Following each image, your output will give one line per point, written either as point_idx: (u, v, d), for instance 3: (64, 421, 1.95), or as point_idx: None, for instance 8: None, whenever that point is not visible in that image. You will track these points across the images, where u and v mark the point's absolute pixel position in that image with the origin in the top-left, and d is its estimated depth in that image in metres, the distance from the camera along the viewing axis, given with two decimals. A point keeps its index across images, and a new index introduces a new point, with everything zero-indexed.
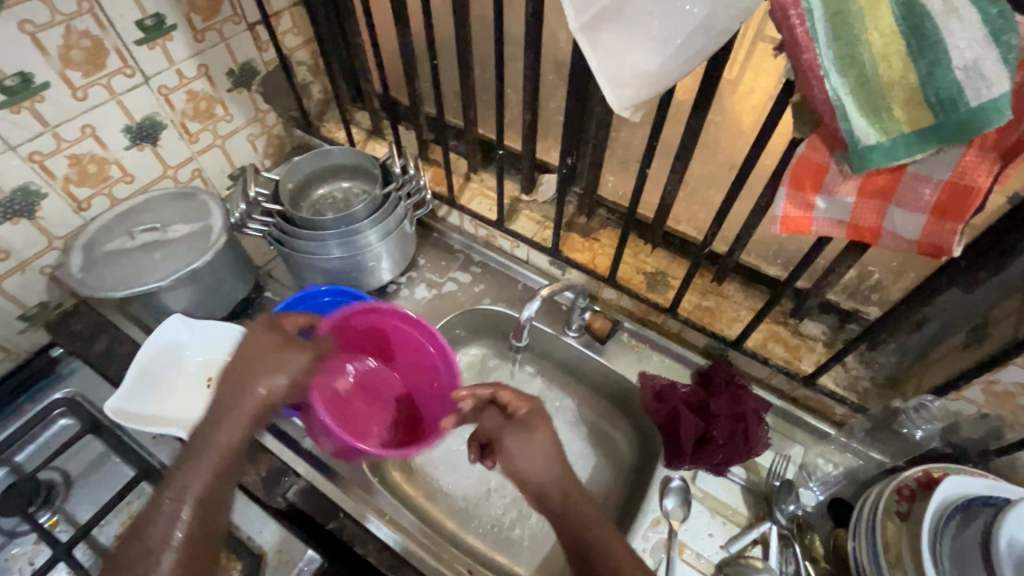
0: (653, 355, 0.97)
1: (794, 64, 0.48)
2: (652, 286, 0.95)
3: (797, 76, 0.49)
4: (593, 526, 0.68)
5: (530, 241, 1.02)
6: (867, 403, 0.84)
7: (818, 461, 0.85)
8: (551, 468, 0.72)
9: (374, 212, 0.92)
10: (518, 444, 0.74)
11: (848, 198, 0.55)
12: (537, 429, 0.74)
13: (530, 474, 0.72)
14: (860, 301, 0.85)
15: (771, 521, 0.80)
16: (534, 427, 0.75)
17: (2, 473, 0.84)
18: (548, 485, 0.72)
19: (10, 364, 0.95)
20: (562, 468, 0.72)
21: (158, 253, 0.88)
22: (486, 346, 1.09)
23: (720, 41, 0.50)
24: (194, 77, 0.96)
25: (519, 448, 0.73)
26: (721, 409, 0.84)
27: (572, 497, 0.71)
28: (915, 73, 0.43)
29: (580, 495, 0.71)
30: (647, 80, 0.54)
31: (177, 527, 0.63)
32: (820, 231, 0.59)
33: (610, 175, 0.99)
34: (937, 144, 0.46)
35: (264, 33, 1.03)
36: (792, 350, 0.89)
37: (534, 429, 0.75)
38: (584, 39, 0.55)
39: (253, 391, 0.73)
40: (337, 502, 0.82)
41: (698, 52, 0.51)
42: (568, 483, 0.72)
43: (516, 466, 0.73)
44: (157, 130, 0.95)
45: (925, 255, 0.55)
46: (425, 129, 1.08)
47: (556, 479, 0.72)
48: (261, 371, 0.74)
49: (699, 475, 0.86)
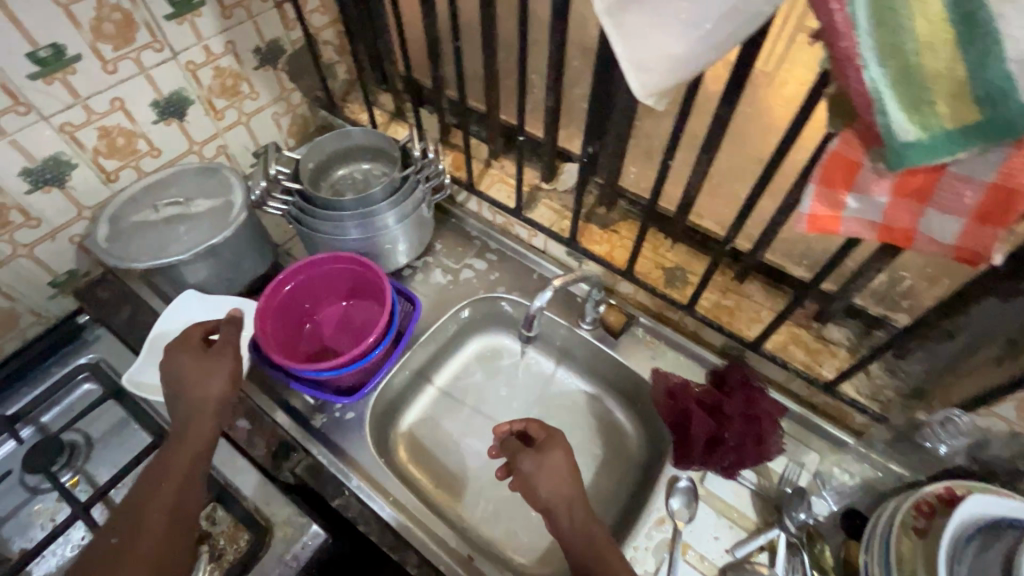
0: (667, 352, 0.95)
1: (830, 51, 0.45)
2: (670, 282, 0.93)
3: (833, 65, 0.46)
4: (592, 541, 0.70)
5: (548, 230, 1.01)
6: (890, 414, 0.80)
7: (834, 470, 0.83)
8: (558, 490, 0.73)
9: (391, 195, 0.92)
10: (529, 463, 0.75)
11: (881, 198, 0.52)
12: (550, 450, 0.76)
13: (540, 492, 0.74)
14: (890, 307, 0.82)
15: (780, 528, 0.77)
16: (547, 446, 0.76)
17: (29, 433, 0.88)
18: (555, 502, 0.73)
19: (40, 328, 0.98)
20: (574, 489, 0.73)
21: (181, 227, 0.90)
22: (499, 334, 1.08)
23: (753, 27, 0.47)
24: (221, 53, 0.97)
25: (533, 467, 0.75)
26: (733, 411, 0.82)
27: (579, 516, 0.71)
28: (963, 64, 0.40)
29: (585, 513, 0.72)
30: (672, 66, 0.52)
31: (146, 530, 0.64)
32: (849, 231, 0.57)
33: (633, 166, 0.97)
34: (982, 142, 0.43)
35: (291, 11, 1.03)
36: (812, 354, 0.86)
37: (547, 449, 0.76)
38: (608, 22, 0.53)
39: (203, 394, 0.74)
40: (343, 480, 0.84)
41: (729, 37, 0.49)
42: (579, 504, 0.73)
43: (529, 483, 0.75)
44: (184, 105, 0.97)
45: (961, 261, 0.53)
46: (447, 112, 1.07)
47: (563, 499, 0.72)
48: (198, 382, 0.74)
49: (708, 476, 0.84)
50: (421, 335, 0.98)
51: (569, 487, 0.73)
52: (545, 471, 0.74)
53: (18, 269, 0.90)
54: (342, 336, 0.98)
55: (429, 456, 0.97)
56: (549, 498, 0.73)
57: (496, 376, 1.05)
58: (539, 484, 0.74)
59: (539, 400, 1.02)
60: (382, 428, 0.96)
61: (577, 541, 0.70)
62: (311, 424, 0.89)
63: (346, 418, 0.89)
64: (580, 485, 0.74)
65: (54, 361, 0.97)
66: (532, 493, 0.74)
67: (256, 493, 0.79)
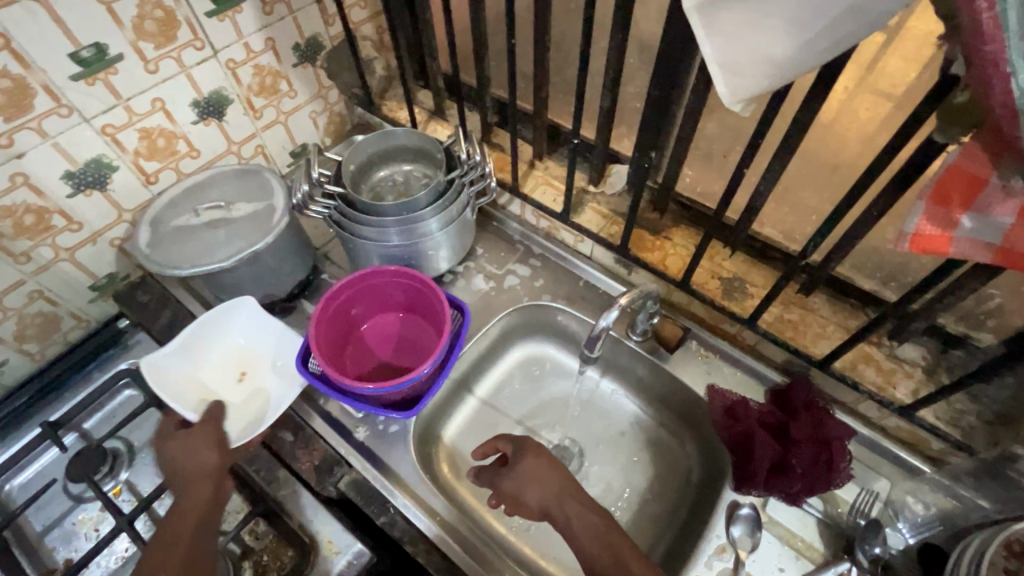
0: (724, 367, 0.90)
1: (968, 56, 0.40)
2: (728, 293, 0.87)
3: (969, 72, 0.41)
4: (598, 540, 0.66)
5: (596, 236, 0.96)
6: (972, 442, 0.75)
7: (907, 499, 0.77)
8: (539, 496, 0.71)
9: (436, 200, 0.88)
10: (508, 480, 0.73)
11: (1005, 218, 0.46)
12: (524, 459, 0.74)
13: (529, 500, 0.72)
14: (973, 326, 0.76)
15: (851, 561, 0.73)
16: (518, 456, 0.74)
17: (72, 439, 0.87)
18: (547, 505, 0.70)
19: (81, 331, 0.97)
20: (557, 482, 0.71)
21: (222, 231, 0.88)
22: (543, 342, 1.04)
23: (876, 26, 0.42)
24: (261, 51, 0.94)
25: (514, 483, 0.73)
26: (801, 434, 0.77)
27: (576, 511, 0.69)
28: None
29: (582, 506, 0.69)
30: (770, 70, 0.48)
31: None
32: (958, 255, 0.50)
33: (689, 170, 0.92)
34: None
35: (332, 6, 0.99)
36: (885, 375, 0.80)
37: (516, 459, 0.74)
38: (698, 21, 0.48)
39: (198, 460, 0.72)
40: (388, 497, 0.81)
41: (846, 37, 0.43)
42: (570, 498, 0.70)
43: (518, 496, 0.73)
44: (223, 105, 0.94)
45: None
46: (491, 111, 1.03)
47: (553, 498, 0.70)
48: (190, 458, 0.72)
49: (770, 502, 0.79)
50: (465, 345, 0.95)
51: (547, 485, 0.71)
52: (524, 482, 0.72)
53: (60, 273, 0.89)
54: (390, 352, 0.96)
55: (471, 471, 0.93)
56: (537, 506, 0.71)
57: (539, 388, 1.01)
58: (526, 494, 0.72)
59: (585, 415, 0.98)
60: (425, 441, 0.93)
61: (585, 542, 0.66)
62: (354, 437, 0.86)
63: (391, 431, 0.87)
64: (569, 476, 0.72)
65: (96, 366, 0.96)
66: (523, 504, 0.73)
67: (304, 511, 0.76)
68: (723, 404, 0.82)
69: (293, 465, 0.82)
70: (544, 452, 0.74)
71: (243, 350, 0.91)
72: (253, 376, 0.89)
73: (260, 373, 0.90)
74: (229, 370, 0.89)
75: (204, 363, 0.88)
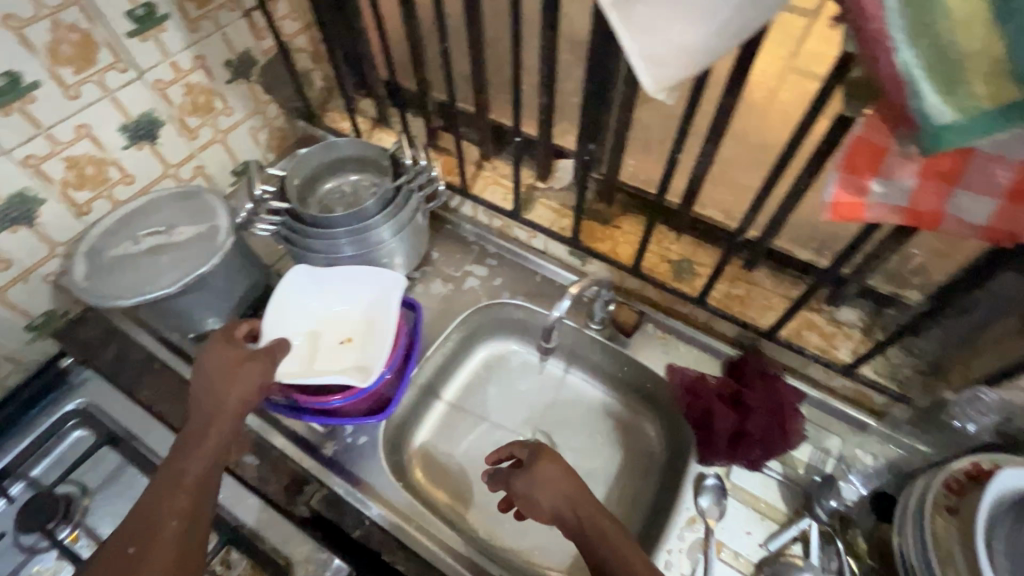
0: (680, 346, 0.93)
1: (857, 33, 0.43)
2: (678, 274, 0.92)
3: (860, 49, 0.44)
4: (599, 532, 0.67)
5: (549, 232, 0.99)
6: (909, 392, 0.80)
7: (857, 452, 0.83)
8: (555, 495, 0.71)
9: (385, 207, 0.87)
10: (523, 481, 0.73)
11: (907, 181, 0.50)
12: (539, 462, 0.74)
13: (542, 502, 0.72)
14: (900, 284, 0.80)
15: (811, 517, 0.77)
16: (535, 458, 0.75)
17: (19, 489, 0.83)
18: (562, 506, 0.71)
19: (21, 374, 0.93)
20: (571, 489, 0.71)
21: (165, 257, 0.84)
22: (506, 338, 1.06)
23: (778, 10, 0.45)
24: (191, 69, 0.92)
25: (527, 485, 0.73)
26: (756, 403, 0.81)
27: (587, 515, 0.69)
28: (1001, 41, 0.38)
29: (592, 508, 0.69)
30: (687, 58, 0.50)
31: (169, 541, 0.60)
32: (873, 217, 0.54)
33: (631, 159, 0.94)
34: (1020, 122, 0.41)
35: (261, 20, 0.98)
36: (827, 338, 0.85)
37: (531, 460, 0.75)
38: (616, 16, 0.50)
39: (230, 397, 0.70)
40: (362, 509, 0.81)
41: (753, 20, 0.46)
42: (584, 504, 0.70)
43: (531, 500, 0.73)
44: (155, 127, 0.91)
45: (989, 240, 0.52)
46: (434, 116, 1.03)
47: (567, 504, 0.70)
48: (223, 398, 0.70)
49: (734, 470, 0.83)
50: (427, 349, 0.95)
51: (563, 493, 0.71)
52: (539, 482, 0.72)
53: None
54: None
55: (446, 473, 0.94)
56: (549, 504, 0.71)
57: (506, 384, 1.02)
58: (539, 493, 0.72)
59: (554, 406, 0.99)
60: (396, 450, 0.92)
61: (594, 543, 0.67)
62: (322, 453, 0.85)
63: (360, 442, 0.86)
64: (580, 480, 0.72)
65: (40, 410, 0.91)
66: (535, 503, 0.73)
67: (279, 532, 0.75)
68: (682, 379, 0.86)
69: (262, 488, 0.80)
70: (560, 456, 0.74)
71: (365, 320, 0.89)
72: (348, 350, 0.85)
73: (360, 347, 0.86)
74: (342, 329, 0.89)
75: (342, 318, 0.90)
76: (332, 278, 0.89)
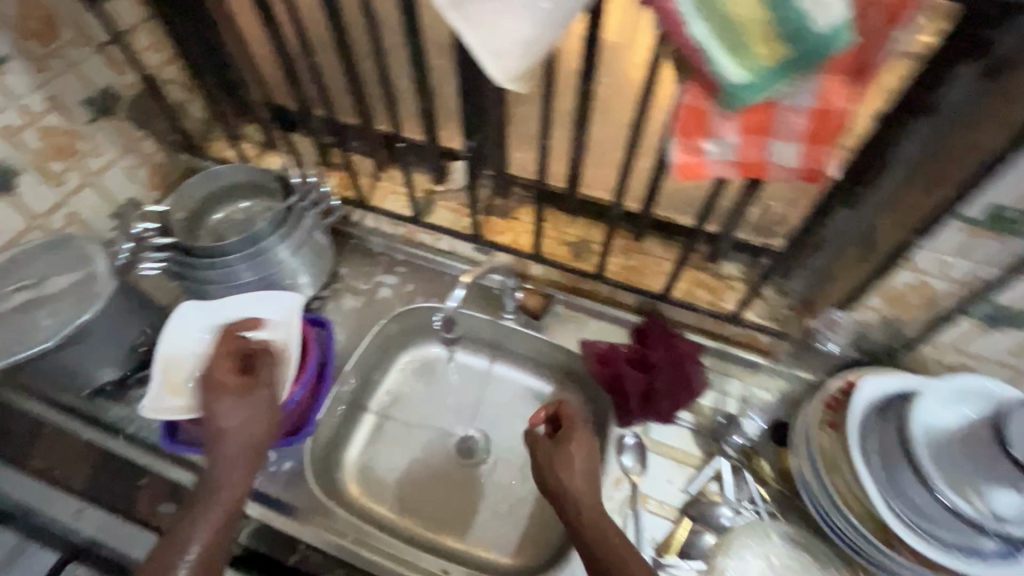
0: (590, 321, 0.97)
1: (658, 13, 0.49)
2: (577, 255, 0.97)
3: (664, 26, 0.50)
4: (598, 539, 0.64)
5: (452, 231, 1.02)
6: (787, 328, 0.90)
7: (755, 391, 0.91)
8: (575, 483, 0.70)
9: (279, 228, 0.86)
10: (547, 451, 0.73)
11: (732, 138, 0.57)
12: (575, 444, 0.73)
13: (566, 482, 0.70)
14: (766, 234, 0.90)
15: (722, 455, 0.85)
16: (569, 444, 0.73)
17: None
18: (579, 498, 0.68)
19: None
20: (585, 486, 0.69)
21: (39, 312, 0.79)
22: (428, 342, 1.06)
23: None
24: (44, 111, 0.86)
25: (548, 456, 0.73)
26: (659, 360, 0.87)
27: (590, 518, 0.66)
28: (765, 8, 0.45)
29: (607, 522, 0.66)
30: (525, 49, 0.54)
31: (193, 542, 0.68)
32: (716, 174, 0.61)
33: (518, 153, 0.99)
34: (796, 74, 0.48)
35: (120, 54, 0.94)
36: (714, 292, 0.93)
37: (568, 436, 0.74)
38: (455, 16, 0.53)
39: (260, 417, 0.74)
40: (296, 535, 0.79)
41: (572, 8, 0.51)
42: (592, 507, 0.67)
43: (541, 471, 0.73)
44: (10, 176, 0.85)
45: (802, 179, 0.61)
46: (321, 133, 1.04)
47: (587, 500, 0.68)
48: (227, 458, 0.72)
49: (651, 427, 0.89)
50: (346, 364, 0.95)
51: (575, 488, 0.69)
52: (564, 467, 0.71)
53: None
54: None
55: (382, 487, 0.93)
56: (558, 483, 0.70)
57: (433, 386, 1.03)
58: (558, 474, 0.70)
59: (481, 401, 1.01)
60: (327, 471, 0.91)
61: (595, 547, 0.64)
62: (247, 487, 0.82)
63: (284, 469, 0.84)
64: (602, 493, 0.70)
65: None
66: (541, 477, 0.73)
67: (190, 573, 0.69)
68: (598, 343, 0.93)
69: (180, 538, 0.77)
70: (592, 445, 0.73)
71: None
72: None
73: None
74: None
75: None
76: (225, 310, 0.87)
